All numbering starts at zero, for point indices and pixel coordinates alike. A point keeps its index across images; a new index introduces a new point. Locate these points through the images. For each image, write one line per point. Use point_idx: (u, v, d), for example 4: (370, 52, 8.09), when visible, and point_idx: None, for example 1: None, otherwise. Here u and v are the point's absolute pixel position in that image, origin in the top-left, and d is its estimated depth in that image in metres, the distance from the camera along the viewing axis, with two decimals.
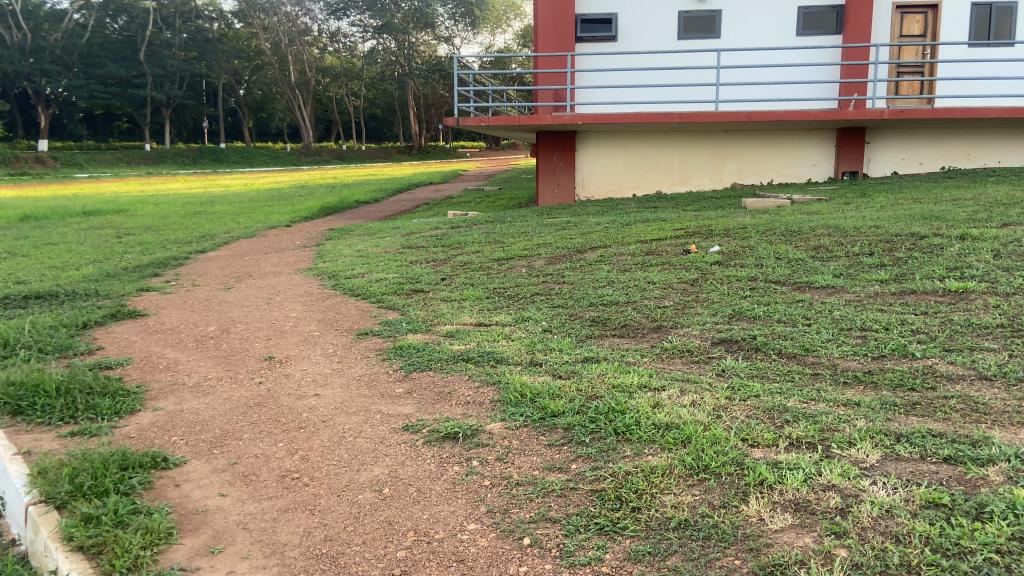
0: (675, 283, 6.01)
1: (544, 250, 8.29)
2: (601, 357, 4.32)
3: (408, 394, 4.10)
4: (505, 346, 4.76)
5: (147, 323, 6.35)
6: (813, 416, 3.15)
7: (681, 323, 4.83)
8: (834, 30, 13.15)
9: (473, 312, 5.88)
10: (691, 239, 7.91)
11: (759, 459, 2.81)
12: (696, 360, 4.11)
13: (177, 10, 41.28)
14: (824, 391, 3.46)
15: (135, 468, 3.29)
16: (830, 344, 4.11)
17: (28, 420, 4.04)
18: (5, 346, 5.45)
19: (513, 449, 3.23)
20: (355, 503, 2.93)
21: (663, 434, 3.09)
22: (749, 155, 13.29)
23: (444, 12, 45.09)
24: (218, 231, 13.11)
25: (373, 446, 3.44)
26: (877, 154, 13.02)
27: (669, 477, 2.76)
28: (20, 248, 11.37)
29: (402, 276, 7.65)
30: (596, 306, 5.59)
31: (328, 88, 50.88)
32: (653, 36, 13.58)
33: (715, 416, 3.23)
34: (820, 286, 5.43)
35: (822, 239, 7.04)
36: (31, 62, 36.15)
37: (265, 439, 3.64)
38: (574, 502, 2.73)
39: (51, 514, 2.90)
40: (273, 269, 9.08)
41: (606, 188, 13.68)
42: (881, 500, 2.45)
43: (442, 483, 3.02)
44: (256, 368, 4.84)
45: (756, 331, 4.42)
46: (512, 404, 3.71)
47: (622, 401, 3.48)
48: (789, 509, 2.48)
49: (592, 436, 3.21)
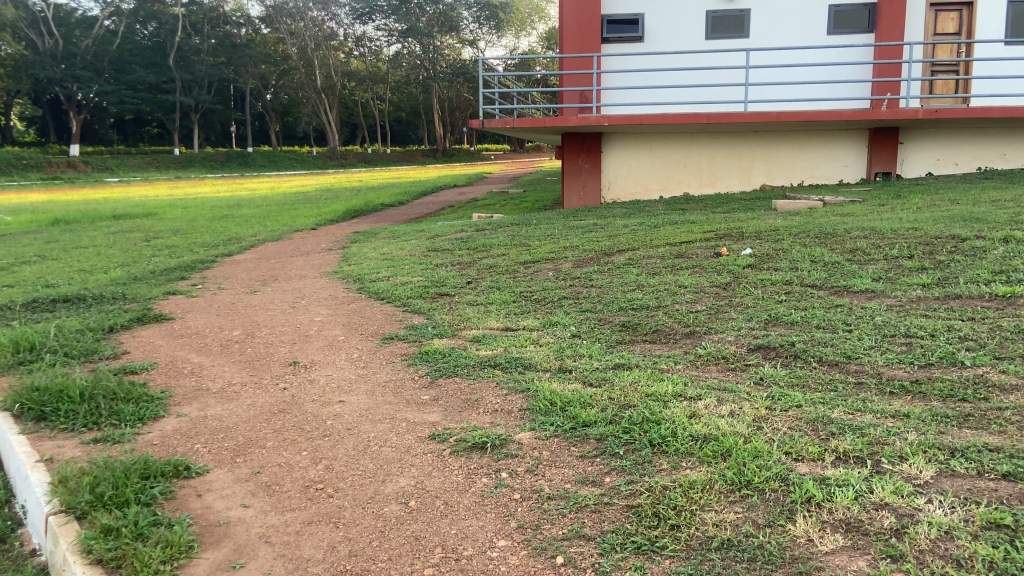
0: (707, 286, 5.86)
1: (571, 254, 8.15)
2: (633, 363, 4.19)
3: (434, 401, 4.00)
4: (533, 351, 4.64)
5: (172, 326, 6.33)
6: (860, 428, 3.00)
7: (715, 328, 4.67)
8: (866, 29, 12.89)
9: (500, 316, 5.76)
10: (722, 241, 7.73)
11: (805, 474, 2.66)
12: (733, 367, 3.96)
13: (205, 16, 41.68)
14: (870, 402, 3.29)
15: (156, 477, 3.22)
16: (873, 350, 3.94)
17: (52, 425, 4.01)
18: (32, 350, 5.44)
19: (544, 460, 3.11)
20: (380, 516, 2.82)
21: (702, 446, 2.95)
22: (778, 156, 13.03)
23: (468, 16, 45.18)
24: (245, 234, 13.20)
25: (398, 456, 3.34)
26: (911, 154, 12.74)
27: (709, 492, 2.62)
28: (49, 252, 11.44)
29: (428, 279, 7.57)
30: (626, 311, 5.45)
31: (353, 91, 51.15)
32: (681, 36, 13.37)
33: (755, 427, 3.08)
34: (860, 290, 5.24)
35: (859, 242, 6.82)
36: (63, 67, 36.98)
37: (289, 448, 3.55)
38: (610, 518, 2.60)
39: (71, 524, 2.84)
40: (298, 272, 9.03)
41: (632, 190, 13.49)
42: (938, 520, 2.30)
43: (470, 496, 2.91)
44: (281, 373, 4.77)
45: (795, 337, 4.27)
46: (542, 413, 3.59)
47: (657, 411, 3.33)
48: (840, 530, 2.33)
49: (626, 448, 3.07)
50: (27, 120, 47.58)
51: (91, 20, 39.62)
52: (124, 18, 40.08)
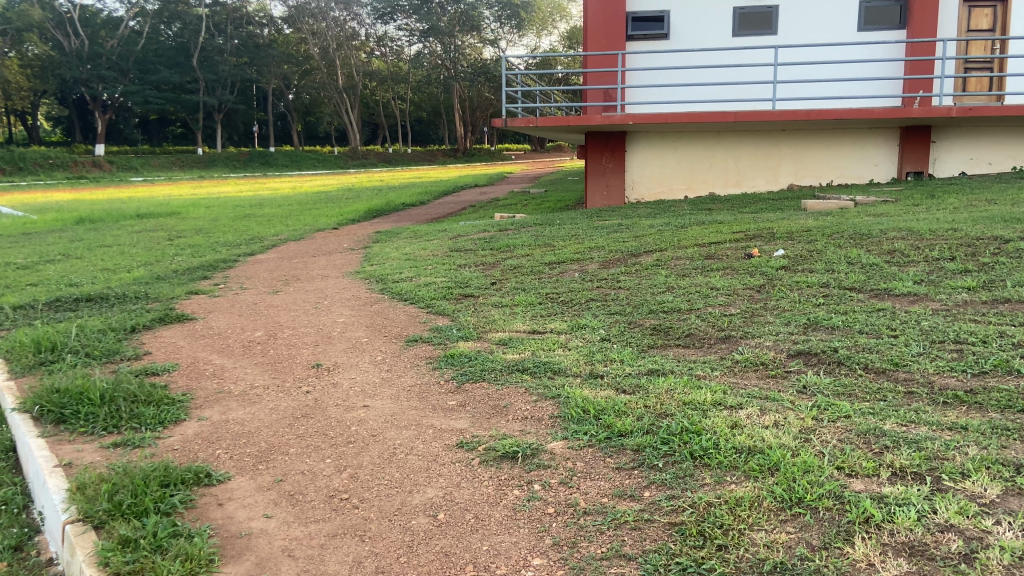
0: (740, 288, 5.68)
1: (596, 254, 7.99)
2: (668, 369, 4.02)
3: (461, 407, 3.87)
4: (562, 355, 4.51)
5: (194, 327, 6.25)
6: (916, 441, 2.82)
7: (752, 333, 4.50)
8: (898, 25, 12.62)
9: (527, 318, 5.62)
10: (752, 242, 7.54)
11: (860, 492, 2.50)
12: (773, 374, 3.79)
13: (228, 16, 41.91)
14: (924, 413, 3.10)
15: (176, 485, 3.12)
16: (922, 358, 3.75)
17: (72, 429, 3.92)
18: (53, 350, 5.38)
19: (578, 471, 2.96)
20: (408, 530, 2.70)
21: (747, 459, 2.79)
22: (806, 155, 12.77)
23: (489, 15, 45.18)
24: (267, 233, 13.16)
25: (425, 464, 3.21)
26: (943, 153, 12.47)
27: (758, 510, 2.46)
28: (74, 251, 11.47)
29: (451, 280, 7.44)
30: (657, 313, 5.28)
31: (375, 91, 51.30)
32: (707, 34, 13.14)
33: (803, 440, 2.91)
34: (902, 293, 5.03)
35: (896, 243, 6.59)
36: (88, 67, 37.43)
37: (313, 455, 3.43)
38: (651, 537, 2.45)
39: (89, 534, 2.75)
40: (320, 272, 8.96)
41: (657, 190, 13.25)
42: (1011, 545, 2.13)
43: (501, 509, 2.77)
44: (303, 376, 4.66)
45: (838, 342, 4.09)
46: (574, 421, 3.44)
47: (696, 420, 3.17)
48: (904, 554, 2.16)
49: (666, 460, 2.92)
50: (54, 120, 48.29)
51: (116, 20, 40.02)
52: (148, 19, 40.47)
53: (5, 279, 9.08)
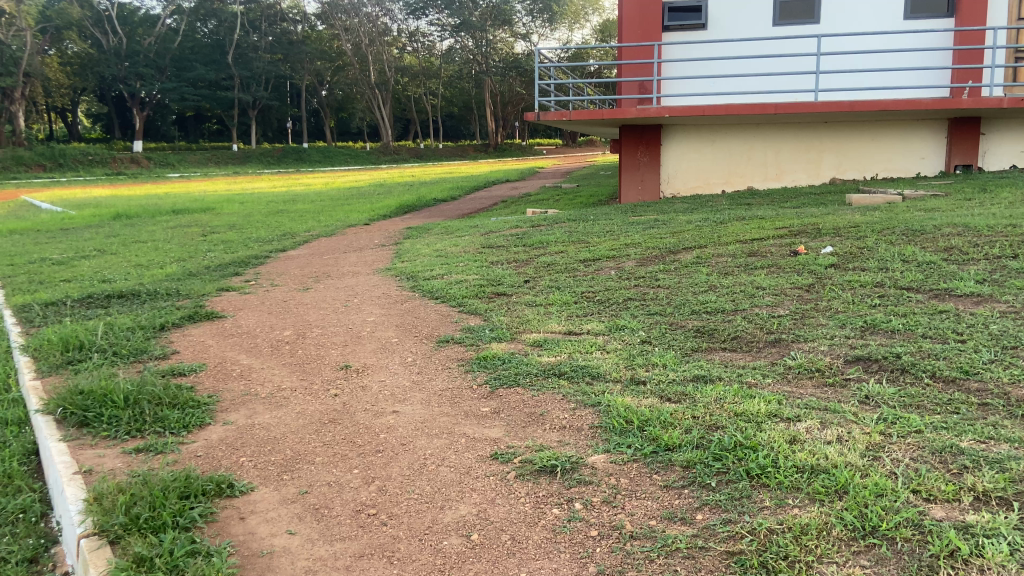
0: (788, 288, 5.38)
1: (633, 250, 7.75)
2: (715, 375, 3.77)
3: (495, 414, 3.66)
4: (600, 359, 4.26)
5: (223, 325, 6.13)
6: (998, 461, 2.55)
7: (804, 336, 4.23)
8: (945, 13, 12.14)
9: (562, 319, 5.39)
10: (797, 238, 7.22)
11: (942, 521, 2.24)
12: (831, 383, 3.52)
13: (263, 13, 42.11)
14: (1002, 429, 2.82)
15: (197, 497, 2.96)
16: (994, 365, 3.45)
17: (94, 432, 3.80)
18: (81, 349, 5.29)
19: (622, 489, 2.74)
20: (439, 551, 2.50)
21: (810, 480, 2.54)
22: (850, 148, 12.32)
23: (522, 9, 45.04)
24: (300, 229, 13.10)
25: (457, 478, 3.02)
26: (994, 145, 11.99)
27: (826, 539, 2.22)
28: (108, 247, 11.52)
29: (483, 277, 7.25)
30: (699, 314, 5.02)
31: (407, 87, 51.40)
32: (746, 24, 12.76)
33: (870, 458, 2.66)
34: (965, 294, 4.72)
35: (952, 240, 6.25)
36: (126, 65, 38.04)
37: (340, 465, 3.26)
38: (706, 567, 2.23)
39: (103, 550, 2.59)
40: (351, 268, 8.83)
41: (693, 184, 12.89)
42: None
43: (540, 531, 2.56)
44: (332, 378, 4.50)
45: (900, 348, 3.80)
46: (616, 433, 3.21)
47: (751, 434, 2.93)
48: None
49: (719, 479, 2.68)
50: (95, 118, 49.36)
51: (153, 18, 40.61)
52: (185, 16, 40.89)
53: (41, 274, 9.11)
